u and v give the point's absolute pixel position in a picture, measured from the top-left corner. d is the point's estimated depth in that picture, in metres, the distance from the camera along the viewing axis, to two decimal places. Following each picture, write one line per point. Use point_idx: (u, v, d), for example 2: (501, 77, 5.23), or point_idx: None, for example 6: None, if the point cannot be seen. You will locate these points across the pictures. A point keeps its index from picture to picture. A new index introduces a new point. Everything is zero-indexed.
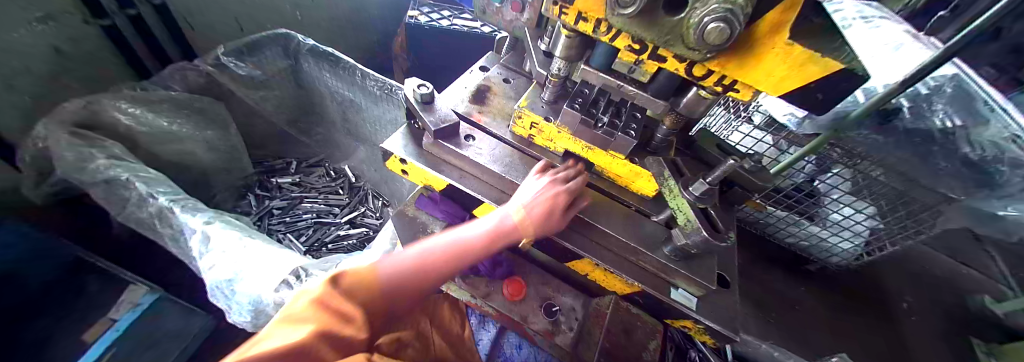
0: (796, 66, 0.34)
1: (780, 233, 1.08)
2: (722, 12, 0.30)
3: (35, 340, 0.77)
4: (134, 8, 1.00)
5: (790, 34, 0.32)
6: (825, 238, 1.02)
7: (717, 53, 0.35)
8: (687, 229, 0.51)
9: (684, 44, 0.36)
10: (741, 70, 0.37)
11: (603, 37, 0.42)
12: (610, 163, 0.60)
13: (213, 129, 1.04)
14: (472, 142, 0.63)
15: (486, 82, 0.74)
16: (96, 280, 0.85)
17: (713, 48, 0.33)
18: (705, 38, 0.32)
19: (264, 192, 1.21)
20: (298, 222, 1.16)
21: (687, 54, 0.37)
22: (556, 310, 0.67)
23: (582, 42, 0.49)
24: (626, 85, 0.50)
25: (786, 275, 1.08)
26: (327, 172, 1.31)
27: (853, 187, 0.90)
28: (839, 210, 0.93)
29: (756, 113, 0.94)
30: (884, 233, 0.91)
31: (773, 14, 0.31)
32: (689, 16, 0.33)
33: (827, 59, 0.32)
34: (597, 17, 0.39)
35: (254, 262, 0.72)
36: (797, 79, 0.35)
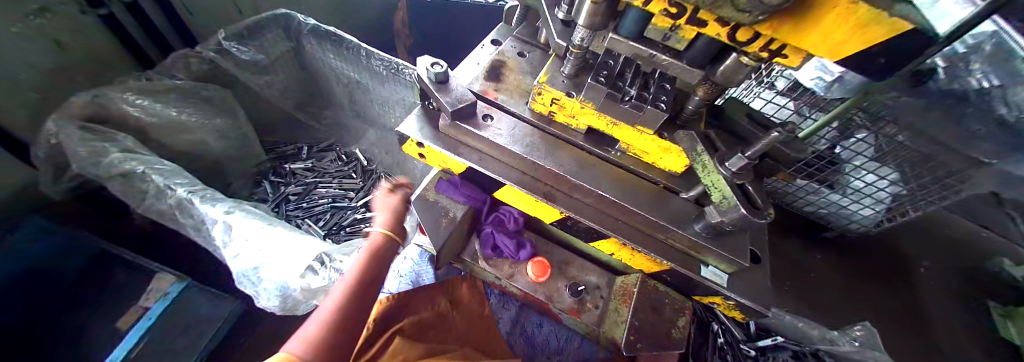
0: (858, 30, 0.30)
1: (799, 202, 1.07)
2: None
3: (69, 330, 0.82)
4: None
5: None
6: (845, 206, 1.01)
7: (769, 14, 0.31)
8: (724, 206, 0.49)
9: (732, 6, 0.32)
10: (793, 32, 0.33)
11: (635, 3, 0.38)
12: (637, 139, 0.57)
13: (222, 117, 1.03)
14: (490, 121, 0.60)
15: (499, 56, 0.71)
16: (122, 271, 0.91)
17: (768, 8, 0.29)
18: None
19: (279, 179, 1.21)
20: (315, 206, 1.16)
21: (735, 17, 0.33)
22: (583, 290, 0.66)
23: (608, 9, 0.43)
24: (659, 54, 0.47)
25: (800, 243, 1.12)
26: (339, 156, 1.29)
27: (877, 153, 0.85)
28: (862, 177, 0.91)
29: (778, 78, 0.88)
30: (908, 199, 0.89)
31: None
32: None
33: (896, 20, 0.27)
34: None
35: (278, 250, 0.72)
36: (859, 43, 0.31)
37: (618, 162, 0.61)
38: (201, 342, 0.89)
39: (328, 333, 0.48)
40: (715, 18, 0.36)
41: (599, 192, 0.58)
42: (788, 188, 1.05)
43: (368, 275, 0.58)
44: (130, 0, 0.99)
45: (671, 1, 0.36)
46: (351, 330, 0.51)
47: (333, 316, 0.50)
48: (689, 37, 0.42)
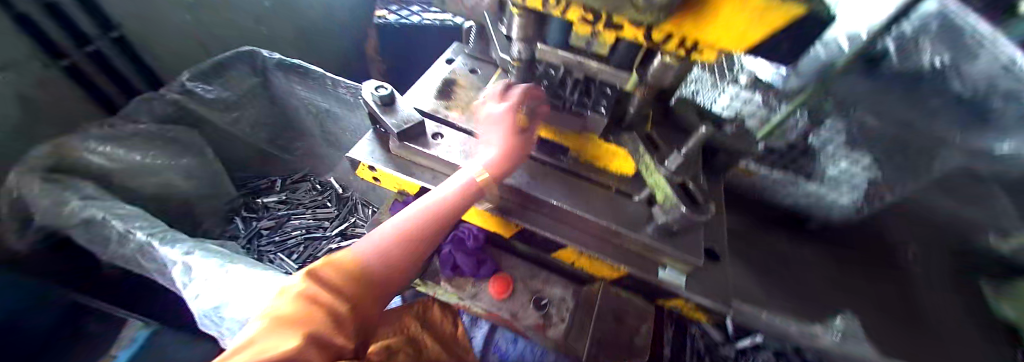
0: (758, 17, 0.30)
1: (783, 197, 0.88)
2: None
3: None
4: (117, 30, 0.98)
5: None
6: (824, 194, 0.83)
7: (669, 11, 0.32)
8: (666, 206, 0.49)
9: (634, 8, 0.34)
10: (696, 28, 0.35)
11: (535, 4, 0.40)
12: (587, 145, 0.59)
13: (189, 157, 1.03)
14: (438, 141, 0.60)
15: (451, 75, 0.72)
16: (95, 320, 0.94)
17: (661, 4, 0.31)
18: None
19: (251, 214, 1.21)
20: (289, 239, 1.16)
21: (640, 19, 0.35)
22: (546, 303, 0.63)
23: (538, 20, 0.46)
24: (585, 60, 0.47)
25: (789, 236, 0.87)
26: (314, 186, 1.29)
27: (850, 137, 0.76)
28: (831, 165, 0.78)
29: (740, 73, 0.79)
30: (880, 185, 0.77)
31: None
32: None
33: (787, 6, 0.28)
34: None
35: (238, 288, 0.74)
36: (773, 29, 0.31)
37: (569, 169, 0.60)
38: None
39: (386, 263, 0.42)
40: (628, 21, 0.38)
41: (552, 201, 0.55)
42: (762, 180, 0.88)
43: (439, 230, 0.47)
44: (117, 34, 0.98)
45: (585, 9, 0.38)
46: (392, 284, 0.42)
47: (389, 255, 0.42)
48: (610, 41, 0.43)
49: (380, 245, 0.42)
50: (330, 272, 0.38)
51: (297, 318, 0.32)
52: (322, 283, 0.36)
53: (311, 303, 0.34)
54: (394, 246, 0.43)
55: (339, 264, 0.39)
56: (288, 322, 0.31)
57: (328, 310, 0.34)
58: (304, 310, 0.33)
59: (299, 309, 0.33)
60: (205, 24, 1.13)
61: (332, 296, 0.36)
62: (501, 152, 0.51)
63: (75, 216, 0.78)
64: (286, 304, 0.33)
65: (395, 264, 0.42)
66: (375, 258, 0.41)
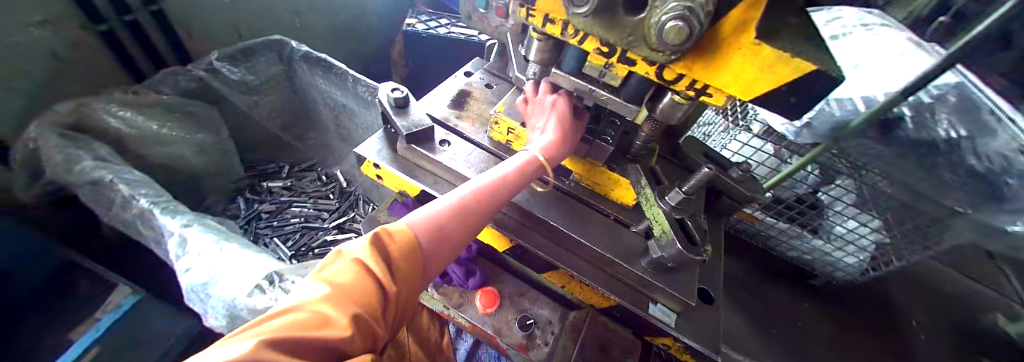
0: (769, 64, 0.32)
1: (783, 247, 0.87)
2: (680, 10, 0.29)
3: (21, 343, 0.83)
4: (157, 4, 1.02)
5: (756, 33, 0.30)
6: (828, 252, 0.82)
7: (680, 54, 0.34)
8: (663, 241, 0.48)
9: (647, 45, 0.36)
10: (705, 71, 0.36)
11: (553, 33, 0.42)
12: (588, 171, 0.58)
13: (205, 133, 1.05)
14: (444, 149, 0.62)
15: (466, 87, 0.74)
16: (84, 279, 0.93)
17: (673, 47, 0.32)
18: (678, 20, 0.30)
19: (254, 196, 1.22)
20: (287, 225, 1.17)
21: (652, 56, 0.37)
22: (532, 323, 0.62)
23: (555, 45, 0.48)
24: (596, 89, 0.48)
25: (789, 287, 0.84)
26: (319, 176, 1.30)
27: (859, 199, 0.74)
28: (840, 223, 0.77)
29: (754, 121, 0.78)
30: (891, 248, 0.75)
31: (738, 11, 0.30)
32: (652, 15, 0.33)
33: (800, 61, 0.30)
34: (561, 18, 0.40)
35: (229, 267, 0.74)
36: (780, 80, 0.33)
37: (570, 192, 0.60)
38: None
39: (440, 240, 0.40)
40: (641, 58, 0.39)
41: (548, 220, 0.55)
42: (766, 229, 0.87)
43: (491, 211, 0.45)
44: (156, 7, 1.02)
45: (600, 41, 0.40)
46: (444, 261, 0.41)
47: (444, 232, 0.40)
48: (622, 74, 0.45)
49: (434, 220, 0.40)
50: (386, 243, 0.36)
51: (352, 292, 0.31)
52: (377, 253, 0.35)
53: (366, 276, 0.32)
54: (448, 223, 0.41)
55: (395, 236, 0.37)
56: (342, 295, 0.30)
57: (381, 284, 0.33)
58: (359, 283, 0.32)
59: (353, 281, 0.31)
60: (241, 10, 1.17)
61: (387, 269, 0.34)
62: (557, 139, 0.50)
63: (82, 175, 0.79)
64: (343, 272, 0.32)
65: (447, 242, 0.41)
66: (430, 232, 0.39)
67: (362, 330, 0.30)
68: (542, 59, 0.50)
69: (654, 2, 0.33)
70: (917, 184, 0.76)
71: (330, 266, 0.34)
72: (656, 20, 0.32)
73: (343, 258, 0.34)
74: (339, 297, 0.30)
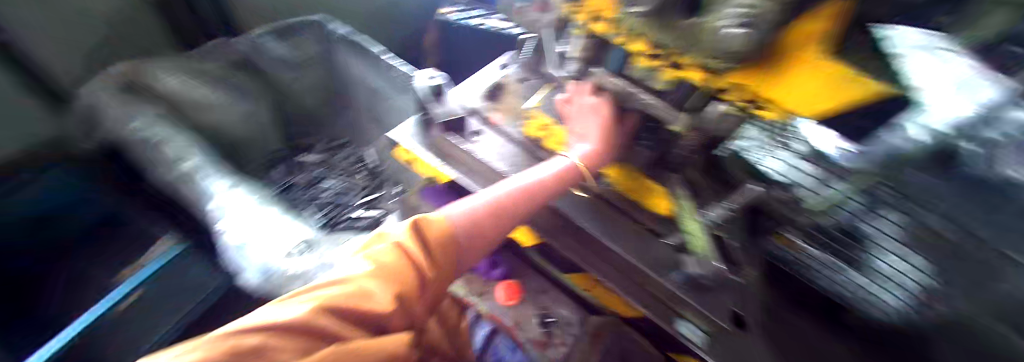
0: (836, 84, 0.30)
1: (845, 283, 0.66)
2: (741, 17, 0.30)
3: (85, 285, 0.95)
4: None
5: (824, 48, 0.29)
6: (864, 287, 0.64)
7: (736, 62, 0.34)
8: (701, 257, 0.50)
9: (702, 50, 0.36)
10: (761, 84, 0.35)
11: (604, 31, 0.45)
12: (625, 179, 0.58)
13: (246, 102, 1.09)
14: (474, 142, 0.62)
15: (501, 80, 0.72)
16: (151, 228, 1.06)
17: (730, 55, 0.33)
18: (739, 25, 0.30)
19: (291, 167, 1.26)
20: (318, 198, 1.20)
21: (707, 62, 0.36)
22: (552, 322, 0.61)
23: (597, 46, 0.51)
24: (639, 93, 0.47)
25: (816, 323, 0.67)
26: (350, 156, 1.31)
27: None
28: (890, 260, 0.60)
29: None
30: None
31: (811, 23, 0.29)
32: (709, 20, 0.34)
33: (870, 83, 0.29)
34: (612, 17, 0.44)
35: (261, 233, 0.77)
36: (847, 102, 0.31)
37: (603, 194, 0.57)
38: (187, 309, 0.94)
39: (478, 235, 0.40)
40: (693, 64, 0.39)
41: (580, 224, 0.55)
42: (807, 258, 0.70)
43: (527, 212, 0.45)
44: None
45: (652, 43, 0.41)
46: (476, 256, 0.41)
47: (482, 227, 0.41)
48: (670, 80, 0.43)
49: (474, 215, 0.40)
50: (427, 230, 0.36)
51: (395, 273, 0.31)
52: (419, 240, 0.35)
53: (407, 261, 0.33)
54: (487, 218, 0.41)
55: (435, 225, 0.37)
56: (386, 275, 0.31)
57: (420, 272, 0.33)
58: (402, 266, 0.32)
59: (395, 264, 0.32)
60: None
61: (427, 256, 0.35)
62: (597, 146, 0.50)
63: (152, 140, 0.90)
64: (385, 254, 0.32)
65: (483, 238, 0.41)
66: (470, 225, 0.40)
67: (401, 310, 0.31)
68: (582, 57, 0.52)
69: (714, 7, 0.33)
70: (968, 220, 0.37)
71: (370, 247, 0.34)
72: (714, 23, 0.33)
73: (384, 240, 0.34)
74: (383, 276, 0.31)
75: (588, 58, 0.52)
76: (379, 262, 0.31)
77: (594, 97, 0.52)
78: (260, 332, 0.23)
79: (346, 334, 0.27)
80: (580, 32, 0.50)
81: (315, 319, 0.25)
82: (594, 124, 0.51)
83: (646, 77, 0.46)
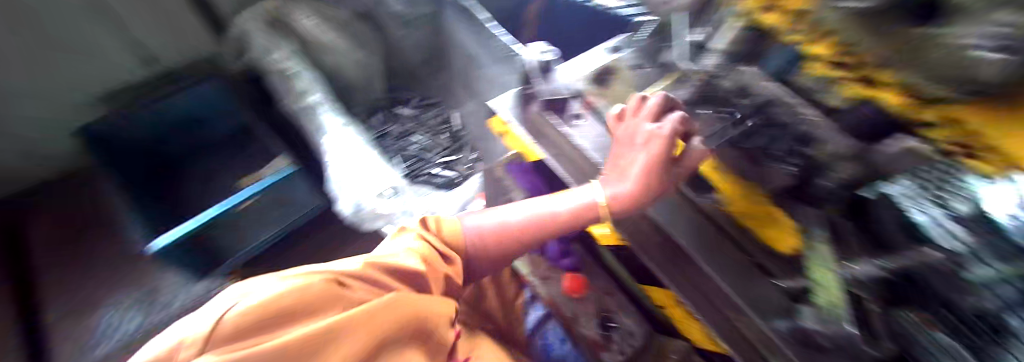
0: None
1: None
2: (992, 40, 0.22)
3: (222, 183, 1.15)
4: None
5: None
6: None
7: (974, 90, 0.25)
8: (823, 312, 0.39)
9: (922, 67, 0.28)
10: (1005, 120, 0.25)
11: (773, 22, 0.40)
12: (743, 199, 0.48)
13: (362, 52, 1.19)
14: (573, 126, 0.57)
15: (612, 63, 0.62)
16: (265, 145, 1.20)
17: (970, 81, 0.25)
18: (981, 48, 0.23)
19: (389, 116, 1.35)
20: (406, 149, 1.28)
21: (926, 82, 0.28)
22: (613, 327, 0.58)
23: (754, 42, 0.44)
24: (800, 105, 0.40)
25: None
26: (439, 115, 1.36)
27: None
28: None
29: None
30: None
31: None
32: (939, 32, 0.26)
33: None
34: (797, 9, 0.36)
35: (358, 172, 0.84)
36: None
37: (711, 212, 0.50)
38: (291, 218, 1.13)
39: (489, 240, 0.56)
40: (902, 80, 0.30)
41: (676, 239, 0.49)
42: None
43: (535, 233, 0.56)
44: None
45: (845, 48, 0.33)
46: (485, 257, 0.57)
47: (490, 235, 0.56)
48: (857, 95, 0.36)
49: (483, 226, 0.57)
50: (440, 234, 0.54)
51: (427, 257, 0.48)
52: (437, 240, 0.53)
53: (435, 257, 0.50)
54: (494, 230, 0.56)
55: (448, 232, 0.54)
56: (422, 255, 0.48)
57: (440, 260, 0.50)
58: (429, 252, 0.49)
59: (423, 250, 0.49)
60: None
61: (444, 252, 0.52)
62: (634, 188, 0.46)
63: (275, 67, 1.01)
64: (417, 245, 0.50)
65: (492, 244, 0.56)
66: (481, 233, 0.56)
67: (433, 280, 0.48)
68: (730, 50, 0.46)
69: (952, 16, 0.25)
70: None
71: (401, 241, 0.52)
72: (943, 39, 0.25)
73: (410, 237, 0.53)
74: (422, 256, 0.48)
75: (739, 53, 0.46)
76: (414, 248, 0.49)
77: (653, 125, 0.47)
78: (353, 278, 0.40)
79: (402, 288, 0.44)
80: (738, 21, 0.45)
81: (377, 273, 0.42)
82: (641, 157, 0.47)
83: (806, 88, 0.40)
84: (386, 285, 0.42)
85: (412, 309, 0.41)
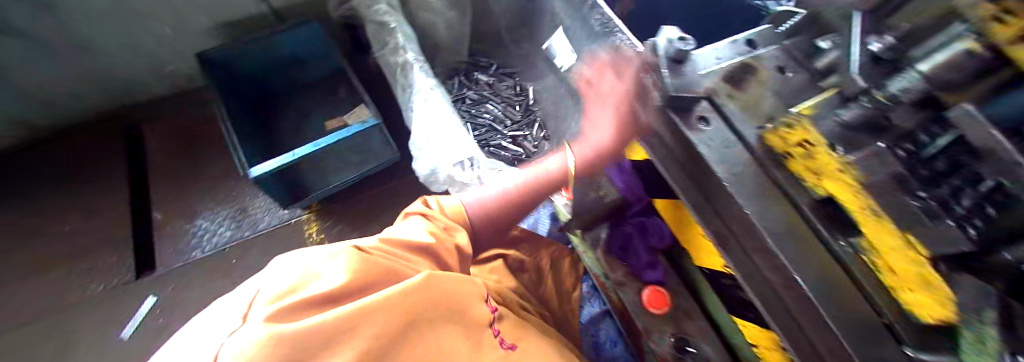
0: None
1: None
2: None
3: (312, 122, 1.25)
4: None
5: None
6: None
7: None
8: None
9: None
10: None
11: None
12: (895, 254, 0.39)
13: (454, 11, 1.18)
14: (698, 130, 0.48)
15: (753, 60, 0.52)
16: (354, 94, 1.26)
17: None
18: None
19: (467, 81, 1.33)
20: (479, 117, 1.27)
21: None
22: (689, 351, 0.55)
23: (979, 69, 0.33)
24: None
25: None
26: (514, 86, 1.32)
27: None
28: None
29: None
30: None
31: None
32: None
33: None
34: None
35: (441, 136, 0.86)
36: None
37: (842, 257, 0.44)
38: (368, 165, 1.20)
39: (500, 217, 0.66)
40: None
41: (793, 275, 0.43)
42: None
43: (523, 200, 0.67)
44: None
45: None
46: (492, 229, 0.65)
47: (494, 210, 0.64)
48: None
49: (484, 205, 0.63)
50: (450, 216, 0.58)
51: (444, 241, 0.51)
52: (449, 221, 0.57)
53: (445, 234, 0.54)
54: (495, 207, 0.64)
55: (456, 213, 0.59)
56: (436, 234, 0.52)
57: (454, 245, 0.53)
58: (445, 238, 0.52)
59: (436, 228, 0.53)
60: None
61: (456, 232, 0.56)
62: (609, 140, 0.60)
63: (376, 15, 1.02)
64: (428, 224, 0.53)
65: (493, 220, 0.64)
66: (485, 207, 0.64)
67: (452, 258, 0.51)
68: (939, 78, 0.35)
69: None
70: None
71: (406, 219, 0.55)
72: None
73: (423, 215, 0.55)
74: (435, 234, 0.51)
75: (951, 82, 0.35)
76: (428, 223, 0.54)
77: (610, 82, 0.61)
78: (373, 251, 0.42)
79: (420, 260, 0.46)
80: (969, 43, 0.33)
81: (392, 247, 0.45)
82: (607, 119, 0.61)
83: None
84: (407, 258, 0.45)
85: (445, 284, 0.43)
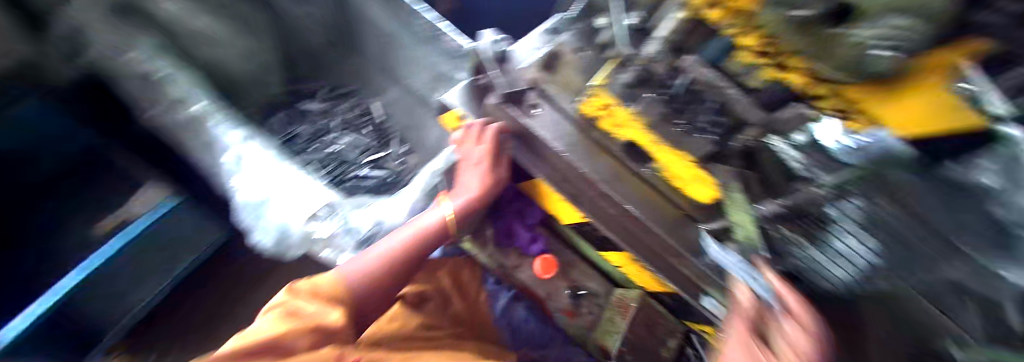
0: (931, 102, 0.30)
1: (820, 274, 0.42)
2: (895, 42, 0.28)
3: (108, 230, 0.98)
4: None
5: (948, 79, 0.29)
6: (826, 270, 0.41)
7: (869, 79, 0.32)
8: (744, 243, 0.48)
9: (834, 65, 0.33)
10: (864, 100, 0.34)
11: (715, 17, 0.41)
12: (679, 170, 0.53)
13: (247, 37, 1.07)
14: (531, 117, 0.58)
15: (555, 46, 0.62)
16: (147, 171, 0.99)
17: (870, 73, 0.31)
18: (878, 44, 0.29)
19: (289, 115, 1.20)
20: (326, 149, 1.16)
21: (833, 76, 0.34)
22: (581, 294, 0.70)
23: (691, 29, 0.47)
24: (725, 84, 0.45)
25: None
26: (354, 106, 1.23)
27: None
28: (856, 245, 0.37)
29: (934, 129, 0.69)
30: None
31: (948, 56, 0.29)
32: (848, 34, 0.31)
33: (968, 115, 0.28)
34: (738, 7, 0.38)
35: (286, 192, 0.79)
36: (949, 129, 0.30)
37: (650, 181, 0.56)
38: None
39: (383, 285, 0.60)
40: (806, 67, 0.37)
41: (625, 206, 0.54)
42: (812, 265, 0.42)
43: (404, 263, 0.62)
44: None
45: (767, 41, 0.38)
46: (381, 292, 0.59)
47: (376, 276, 0.59)
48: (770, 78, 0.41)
49: (364, 272, 0.58)
50: (317, 290, 0.53)
51: (300, 324, 0.48)
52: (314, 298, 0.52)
53: (303, 314, 0.50)
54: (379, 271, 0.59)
55: (330, 285, 0.54)
56: (290, 319, 0.48)
57: (316, 324, 0.49)
58: (302, 319, 0.48)
59: (298, 316, 0.49)
60: None
61: (323, 304, 0.52)
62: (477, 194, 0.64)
63: (156, 74, 0.89)
64: (283, 315, 0.49)
65: (376, 284, 0.58)
66: (364, 274, 0.58)
67: (313, 339, 0.48)
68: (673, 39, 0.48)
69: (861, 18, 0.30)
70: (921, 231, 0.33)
71: (267, 313, 0.50)
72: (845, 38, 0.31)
73: (282, 304, 0.51)
74: (288, 319, 0.48)
75: (680, 41, 0.48)
76: (288, 311, 0.49)
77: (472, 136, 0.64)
78: None
79: None
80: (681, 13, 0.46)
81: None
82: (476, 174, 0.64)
83: (730, 68, 0.45)
84: None
85: None
